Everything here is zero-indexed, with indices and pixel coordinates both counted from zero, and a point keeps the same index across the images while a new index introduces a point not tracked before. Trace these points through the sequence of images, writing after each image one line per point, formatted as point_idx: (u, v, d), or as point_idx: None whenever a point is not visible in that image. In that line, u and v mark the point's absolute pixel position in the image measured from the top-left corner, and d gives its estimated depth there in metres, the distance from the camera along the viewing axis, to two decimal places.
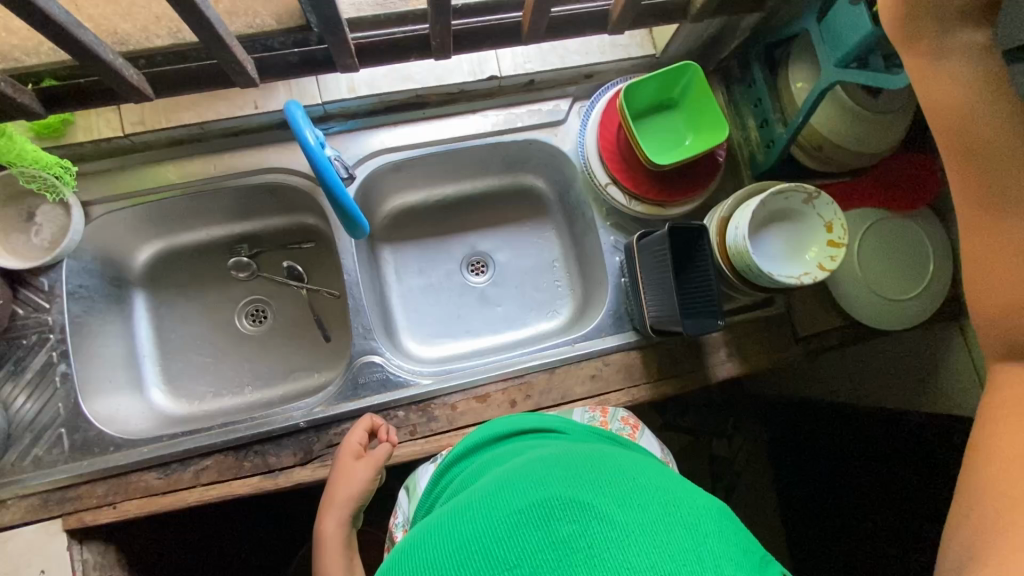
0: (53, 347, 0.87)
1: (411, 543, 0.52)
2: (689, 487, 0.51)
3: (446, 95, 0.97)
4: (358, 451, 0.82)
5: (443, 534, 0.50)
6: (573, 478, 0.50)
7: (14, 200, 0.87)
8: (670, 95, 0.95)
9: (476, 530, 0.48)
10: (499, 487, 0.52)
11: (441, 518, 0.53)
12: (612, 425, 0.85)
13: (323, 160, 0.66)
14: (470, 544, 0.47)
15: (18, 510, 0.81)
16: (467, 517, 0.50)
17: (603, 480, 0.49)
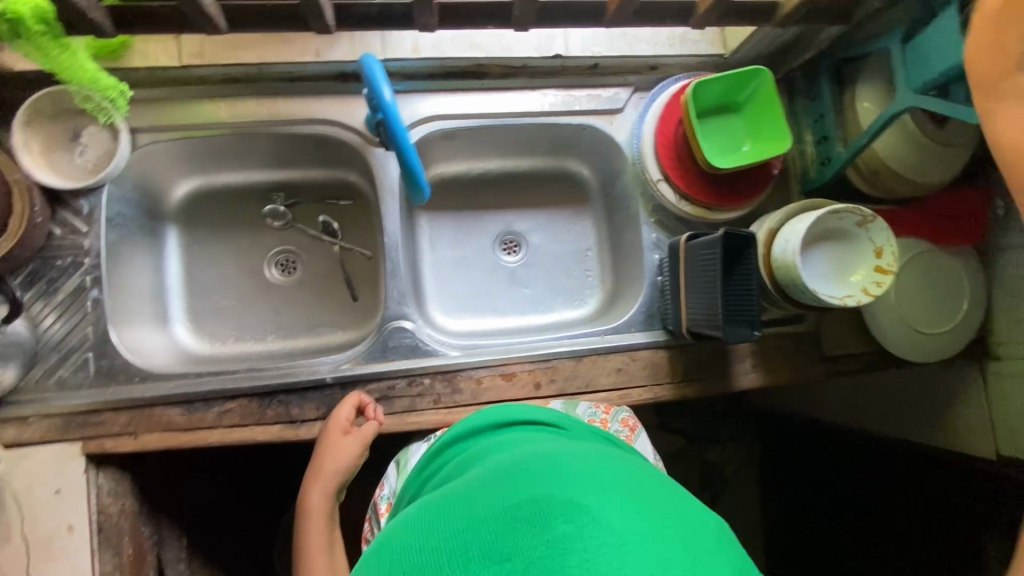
0: (87, 272, 0.85)
1: (402, 530, 0.51)
2: (688, 504, 0.51)
3: (509, 67, 0.95)
4: (347, 426, 0.83)
5: (436, 523, 0.49)
6: (575, 479, 0.49)
7: (62, 116, 0.85)
8: (735, 97, 0.93)
9: (472, 522, 0.47)
10: (497, 480, 0.51)
11: (434, 506, 0.52)
12: (611, 425, 0.87)
13: (398, 121, 0.65)
14: (465, 534, 0.46)
15: (40, 428, 0.81)
16: (463, 508, 0.49)
17: (605, 485, 0.49)
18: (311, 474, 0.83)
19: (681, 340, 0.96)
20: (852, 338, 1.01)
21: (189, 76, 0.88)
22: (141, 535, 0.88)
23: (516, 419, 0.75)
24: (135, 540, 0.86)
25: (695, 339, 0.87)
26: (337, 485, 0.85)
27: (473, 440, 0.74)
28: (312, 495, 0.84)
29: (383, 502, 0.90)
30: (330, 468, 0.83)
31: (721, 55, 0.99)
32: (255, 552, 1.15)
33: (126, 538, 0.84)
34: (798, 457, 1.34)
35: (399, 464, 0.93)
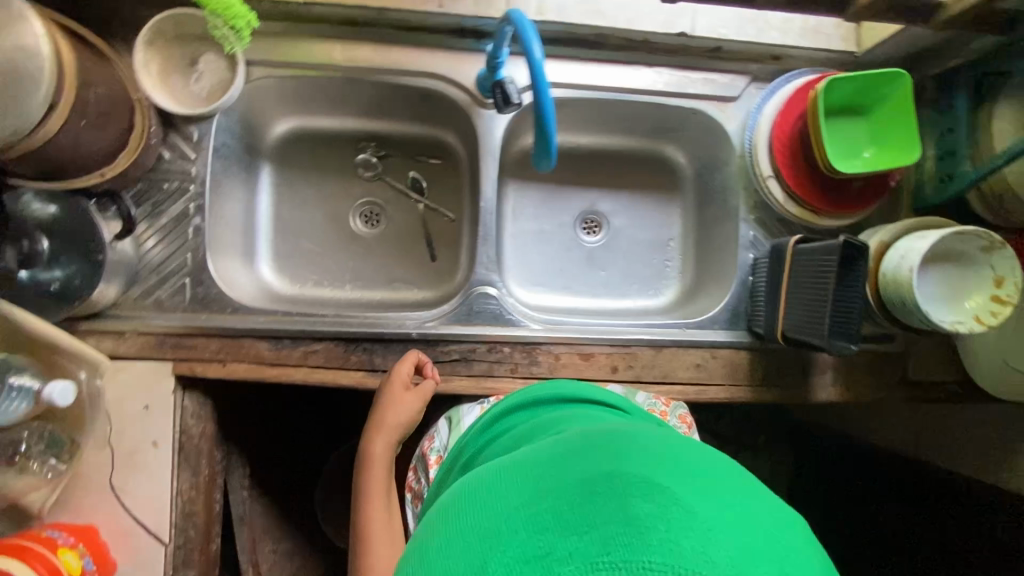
0: (192, 198, 0.86)
1: (455, 501, 0.47)
2: (781, 504, 0.44)
3: (629, 41, 0.92)
4: (408, 382, 0.83)
5: (494, 493, 0.44)
6: (657, 459, 0.44)
7: (182, 40, 0.85)
8: (865, 99, 0.89)
9: (538, 490, 0.42)
10: (560, 453, 0.46)
11: (488, 476, 0.48)
12: (670, 419, 0.84)
13: (544, 84, 0.64)
14: (530, 499, 0.41)
15: (135, 344, 0.83)
16: (524, 478, 0.44)
17: (689, 471, 0.43)
18: (370, 430, 0.81)
19: (764, 343, 0.94)
20: (940, 367, 0.97)
21: (309, 13, 0.86)
22: (215, 460, 0.90)
23: (585, 396, 0.74)
24: (212, 463, 0.89)
25: (788, 344, 0.86)
26: (395, 442, 0.83)
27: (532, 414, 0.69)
28: (371, 449, 0.81)
29: (431, 455, 0.86)
30: (390, 423, 0.81)
31: (851, 53, 0.94)
32: (303, 491, 1.18)
33: (204, 459, 0.87)
34: None
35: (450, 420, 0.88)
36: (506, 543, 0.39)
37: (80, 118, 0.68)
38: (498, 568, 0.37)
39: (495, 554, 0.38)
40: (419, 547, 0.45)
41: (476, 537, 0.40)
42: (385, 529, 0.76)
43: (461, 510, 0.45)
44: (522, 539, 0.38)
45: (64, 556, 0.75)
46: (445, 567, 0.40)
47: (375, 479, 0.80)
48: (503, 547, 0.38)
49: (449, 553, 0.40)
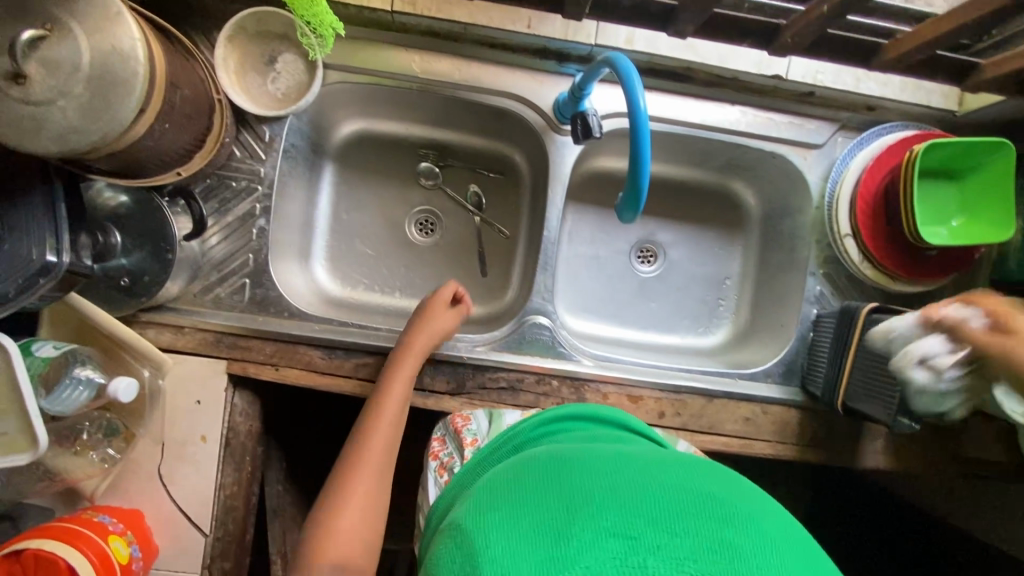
0: (259, 200, 0.86)
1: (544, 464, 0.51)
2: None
3: (717, 77, 0.88)
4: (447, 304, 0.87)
5: (591, 472, 0.48)
6: (752, 506, 0.46)
7: (262, 37, 0.84)
8: (961, 165, 0.84)
9: (633, 483, 0.45)
10: (656, 463, 0.49)
11: (580, 457, 0.51)
12: None
13: (645, 132, 0.63)
14: (627, 489, 0.45)
15: (191, 339, 0.84)
16: (621, 470, 0.48)
17: (781, 527, 0.44)
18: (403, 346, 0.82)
19: (816, 403, 0.92)
20: (996, 446, 0.94)
21: (394, 22, 0.84)
22: (256, 457, 0.90)
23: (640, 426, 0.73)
24: (253, 460, 0.90)
25: (847, 413, 0.84)
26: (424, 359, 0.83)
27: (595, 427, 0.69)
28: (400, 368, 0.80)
29: (468, 437, 0.78)
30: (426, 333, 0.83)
31: (952, 112, 0.89)
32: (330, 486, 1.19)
33: (247, 456, 0.87)
34: None
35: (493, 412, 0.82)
36: (598, 513, 0.42)
37: (164, 121, 0.68)
38: (584, 531, 0.41)
39: (584, 517, 0.42)
40: (497, 488, 0.49)
41: (568, 498, 0.44)
42: (378, 466, 0.73)
43: (553, 473, 0.48)
44: (613, 517, 0.42)
45: (114, 543, 0.75)
46: (529, 510, 0.44)
47: (385, 416, 0.77)
48: (594, 517, 0.42)
49: (536, 501, 0.45)
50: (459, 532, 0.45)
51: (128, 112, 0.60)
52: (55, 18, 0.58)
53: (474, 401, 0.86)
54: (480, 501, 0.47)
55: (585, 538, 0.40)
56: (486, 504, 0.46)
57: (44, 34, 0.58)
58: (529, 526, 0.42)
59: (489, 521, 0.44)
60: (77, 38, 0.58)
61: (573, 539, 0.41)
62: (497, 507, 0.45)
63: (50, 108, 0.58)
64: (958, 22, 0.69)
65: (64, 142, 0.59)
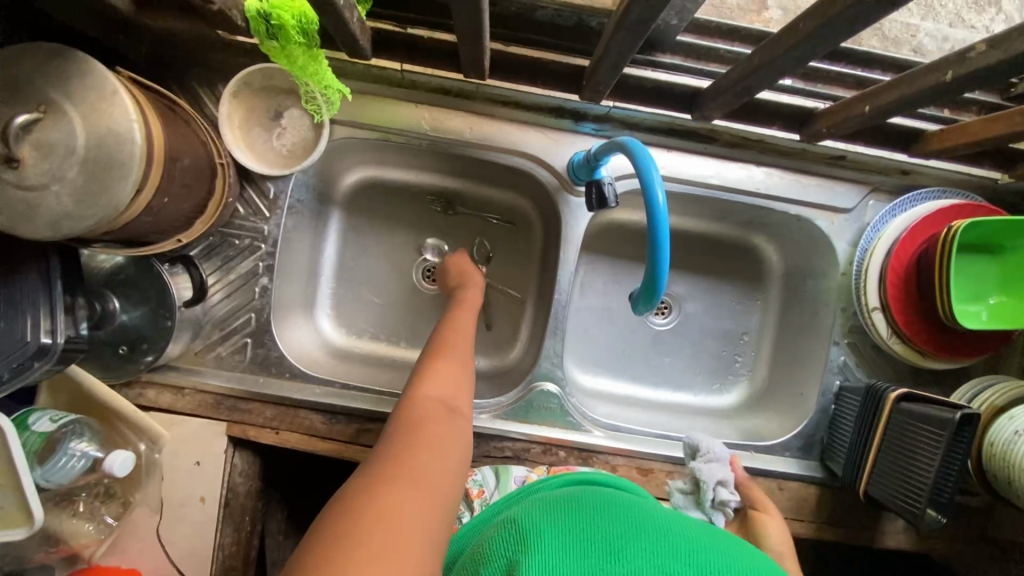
0: (262, 258, 0.84)
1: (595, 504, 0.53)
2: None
3: (743, 138, 0.84)
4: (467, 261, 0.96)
5: (643, 521, 0.50)
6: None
7: (267, 92, 0.81)
8: (1005, 240, 0.78)
9: (686, 537, 0.48)
10: (702, 530, 0.51)
11: (631, 507, 0.53)
12: None
13: (664, 227, 0.59)
14: (680, 539, 0.48)
15: (192, 401, 0.83)
16: (670, 526, 0.50)
17: None
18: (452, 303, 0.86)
19: (836, 479, 0.88)
20: None
21: (402, 79, 0.81)
22: (255, 514, 0.89)
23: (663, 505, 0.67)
24: (252, 517, 0.89)
25: (869, 502, 0.79)
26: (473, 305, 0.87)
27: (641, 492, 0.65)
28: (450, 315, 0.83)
29: (473, 489, 0.78)
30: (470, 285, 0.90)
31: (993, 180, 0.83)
32: None
33: (246, 515, 0.86)
34: None
35: (500, 467, 0.80)
36: (651, 550, 0.45)
37: (165, 195, 0.66)
38: (634, 558, 0.44)
39: (636, 548, 0.45)
40: (561, 503, 0.53)
41: (626, 530, 0.48)
42: (449, 377, 0.69)
43: (610, 511, 0.52)
44: (660, 554, 0.45)
45: None
46: (589, 527, 0.48)
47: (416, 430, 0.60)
48: (646, 551, 0.45)
49: (595, 526, 0.48)
50: (520, 530, 0.49)
51: (125, 195, 0.59)
52: (49, 101, 0.56)
53: None
54: (545, 510, 0.52)
55: (633, 565, 0.44)
56: (552, 512, 0.51)
57: (39, 117, 0.56)
58: (582, 539, 0.46)
59: (550, 527, 0.48)
60: (73, 121, 0.56)
61: (622, 564, 0.44)
62: (558, 515, 0.50)
63: (44, 193, 0.57)
64: (1015, 125, 0.64)
65: (59, 228, 0.58)
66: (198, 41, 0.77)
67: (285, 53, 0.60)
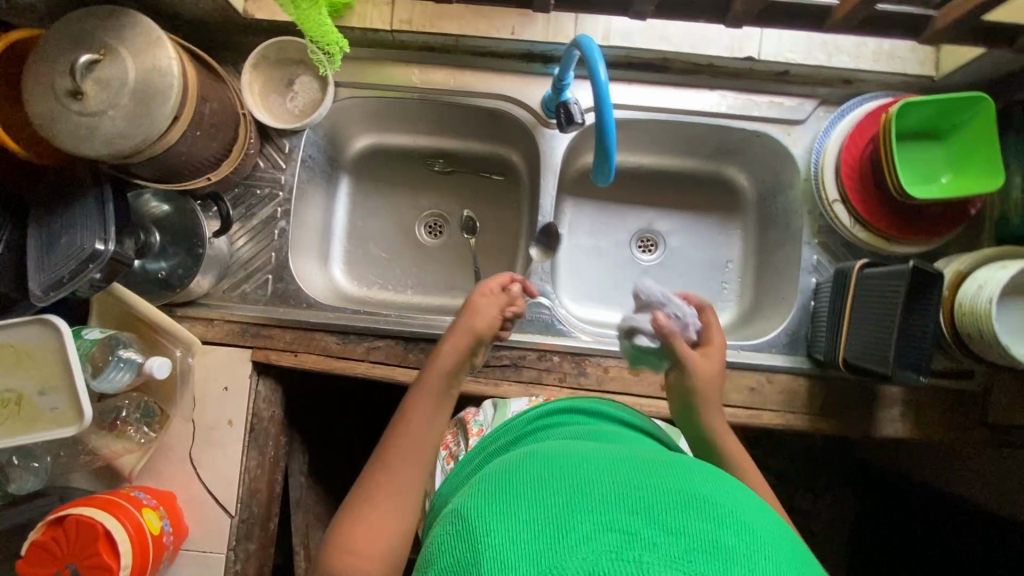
0: (279, 204, 0.96)
1: (536, 469, 0.51)
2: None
3: (694, 64, 0.94)
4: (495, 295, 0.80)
5: (585, 476, 0.49)
6: (732, 498, 0.48)
7: (281, 63, 0.95)
8: (943, 124, 0.85)
9: (629, 481, 0.48)
10: (647, 469, 0.50)
11: (570, 460, 0.52)
12: None
13: (607, 103, 0.67)
14: (624, 485, 0.47)
15: (220, 331, 0.92)
16: (612, 476, 0.49)
17: (759, 518, 0.47)
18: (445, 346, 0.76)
19: (825, 371, 0.91)
20: None
21: (393, 41, 0.95)
22: (280, 444, 0.96)
23: (646, 426, 0.75)
24: (276, 446, 0.96)
25: (851, 372, 0.82)
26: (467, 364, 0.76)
27: (598, 420, 0.72)
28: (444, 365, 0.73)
29: (474, 428, 0.84)
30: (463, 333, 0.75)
31: (930, 77, 0.91)
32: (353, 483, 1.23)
33: (271, 441, 0.94)
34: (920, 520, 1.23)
35: (498, 402, 0.85)
36: (598, 509, 0.44)
37: (195, 130, 0.79)
38: (585, 525, 0.43)
39: (583, 511, 0.44)
40: (500, 484, 0.51)
41: (568, 493, 0.46)
42: (424, 430, 0.69)
43: (551, 469, 0.50)
44: (608, 514, 0.44)
45: (147, 515, 0.81)
46: (534, 502, 0.46)
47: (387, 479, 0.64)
48: (593, 513, 0.44)
49: (538, 499, 0.46)
50: (474, 526, 0.47)
51: (163, 117, 0.71)
52: (106, 45, 0.71)
53: (479, 379, 0.90)
54: (492, 491, 0.50)
55: (585, 534, 0.43)
56: (495, 497, 0.49)
57: (98, 58, 0.70)
58: (531, 520, 0.45)
59: (497, 512, 0.46)
60: (125, 59, 0.71)
61: (578, 533, 0.43)
62: (504, 497, 0.48)
63: (101, 118, 0.70)
64: None
65: (112, 145, 0.70)
66: (223, 23, 0.93)
67: None
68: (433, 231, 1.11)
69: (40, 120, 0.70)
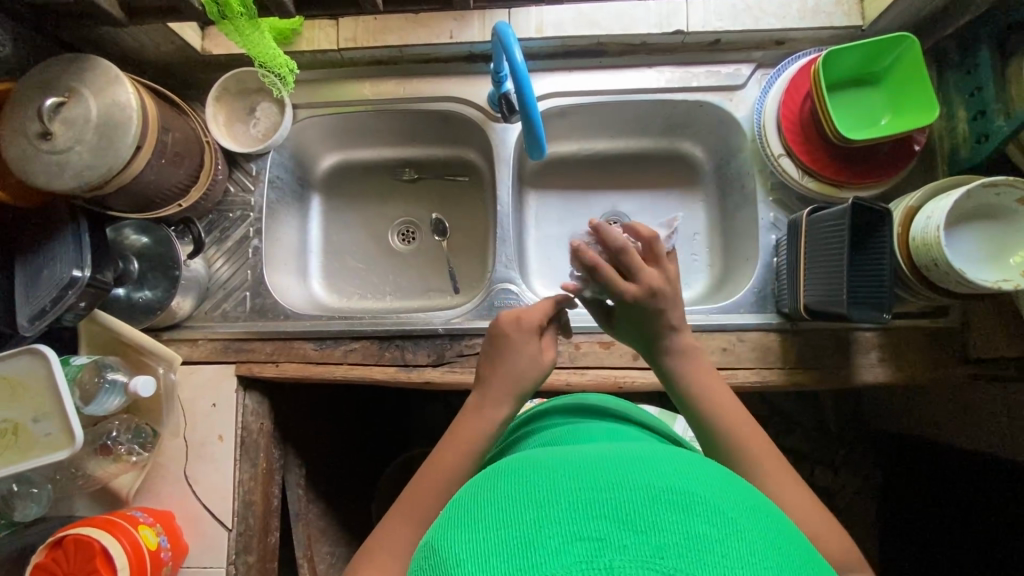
0: (251, 224, 1.01)
1: (495, 480, 0.44)
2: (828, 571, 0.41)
3: (628, 45, 0.98)
4: (538, 331, 0.75)
5: (552, 477, 0.41)
6: (717, 483, 0.41)
7: (242, 93, 1.01)
8: (874, 67, 0.87)
9: (599, 479, 0.40)
10: (620, 458, 0.43)
11: (537, 462, 0.45)
12: None
13: (526, 82, 0.68)
14: (593, 484, 0.40)
15: (205, 350, 0.96)
16: (580, 472, 0.41)
17: (748, 504, 0.40)
18: (482, 385, 0.72)
19: (797, 325, 0.91)
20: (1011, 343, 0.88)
21: (342, 60, 1.01)
22: (272, 456, 0.98)
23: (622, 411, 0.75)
24: (268, 458, 0.98)
25: (814, 317, 0.82)
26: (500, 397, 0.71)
27: (576, 419, 0.70)
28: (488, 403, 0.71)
29: None
30: (505, 380, 0.71)
31: (857, 27, 0.94)
32: (355, 499, 1.24)
33: (261, 453, 0.96)
34: (935, 478, 1.19)
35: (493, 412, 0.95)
36: (564, 515, 0.37)
37: (159, 157, 0.84)
38: (550, 539, 0.36)
39: (549, 521, 0.37)
40: (458, 502, 0.43)
41: (531, 501, 0.39)
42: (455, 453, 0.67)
43: (513, 477, 0.43)
44: (573, 522, 0.37)
45: (143, 531, 0.83)
46: (492, 517, 0.39)
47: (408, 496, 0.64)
48: (559, 521, 0.37)
49: (497, 513, 0.39)
50: (429, 555, 0.40)
51: (125, 148, 0.77)
52: (72, 88, 0.77)
53: (455, 369, 0.92)
54: (448, 510, 0.43)
55: (548, 546, 0.36)
56: (450, 518, 0.41)
57: (64, 100, 0.76)
58: (492, 539, 0.37)
59: (452, 532, 0.39)
60: (88, 99, 0.76)
61: (542, 548, 0.36)
62: (461, 517, 0.40)
63: (69, 153, 0.75)
64: None
65: (81, 177, 0.76)
66: (185, 62, 1.00)
67: (235, 25, 0.82)
68: (405, 236, 1.14)
69: (15, 162, 0.75)
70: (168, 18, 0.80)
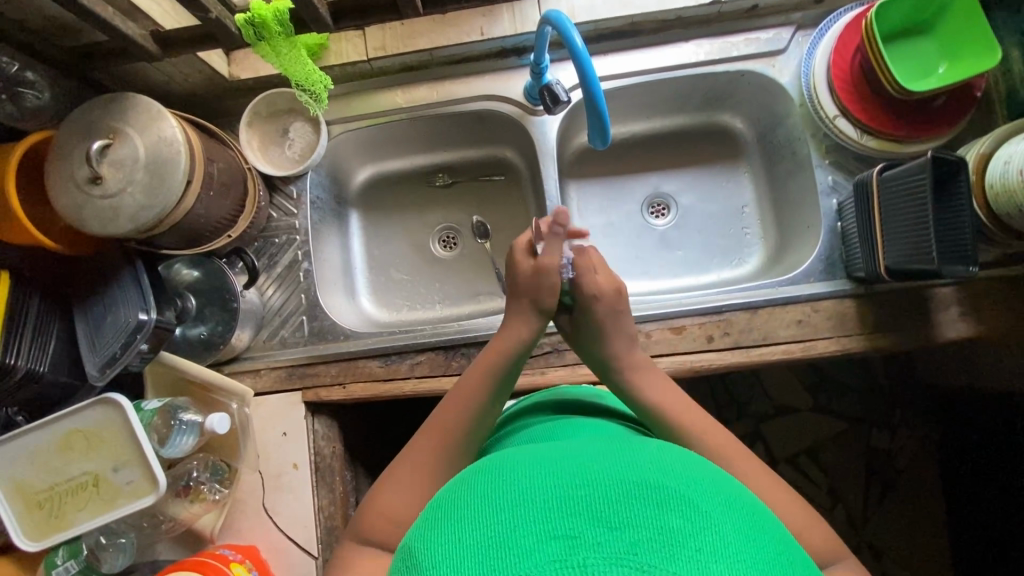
0: (298, 247, 1.00)
1: (475, 482, 0.43)
2: (813, 567, 0.41)
3: (661, 21, 0.95)
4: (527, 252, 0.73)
5: (528, 477, 0.41)
6: (696, 480, 0.41)
7: (274, 116, 0.99)
8: (924, 15, 0.85)
9: (574, 477, 0.39)
10: (594, 457, 0.43)
11: (516, 462, 0.45)
12: None
13: (589, 67, 0.66)
14: (567, 481, 0.39)
15: (269, 378, 0.95)
16: (554, 472, 0.41)
17: (726, 499, 0.40)
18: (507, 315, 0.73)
19: (870, 288, 0.89)
20: None
21: (372, 70, 0.99)
22: (346, 478, 0.97)
23: None
24: (344, 481, 0.96)
25: (896, 278, 0.80)
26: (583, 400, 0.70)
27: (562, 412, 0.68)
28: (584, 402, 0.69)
29: None
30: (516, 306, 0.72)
31: None
32: None
33: (337, 477, 0.94)
34: None
35: None
36: (540, 515, 0.37)
37: (208, 190, 0.83)
38: (526, 537, 0.35)
39: (524, 523, 0.36)
40: (438, 505, 0.43)
41: (505, 501, 0.39)
42: None
43: (490, 476, 0.43)
44: (546, 522, 0.36)
45: (236, 569, 0.81)
46: (470, 520, 0.38)
47: None
48: (533, 521, 0.36)
49: (474, 518, 0.38)
50: (410, 561, 0.39)
51: (177, 184, 0.74)
52: (117, 129, 0.75)
53: (526, 370, 0.91)
54: (431, 513, 0.42)
55: (523, 545, 0.35)
56: (433, 520, 0.41)
57: (110, 141, 0.74)
58: (470, 543, 0.37)
59: (434, 535, 0.39)
60: (133, 138, 0.75)
61: (516, 548, 0.35)
62: (443, 520, 0.40)
63: (122, 196, 0.74)
64: None
65: (137, 220, 0.74)
66: (213, 89, 0.98)
67: (271, 45, 0.80)
68: (448, 242, 1.12)
69: (67, 212, 0.74)
70: (204, 46, 0.78)
